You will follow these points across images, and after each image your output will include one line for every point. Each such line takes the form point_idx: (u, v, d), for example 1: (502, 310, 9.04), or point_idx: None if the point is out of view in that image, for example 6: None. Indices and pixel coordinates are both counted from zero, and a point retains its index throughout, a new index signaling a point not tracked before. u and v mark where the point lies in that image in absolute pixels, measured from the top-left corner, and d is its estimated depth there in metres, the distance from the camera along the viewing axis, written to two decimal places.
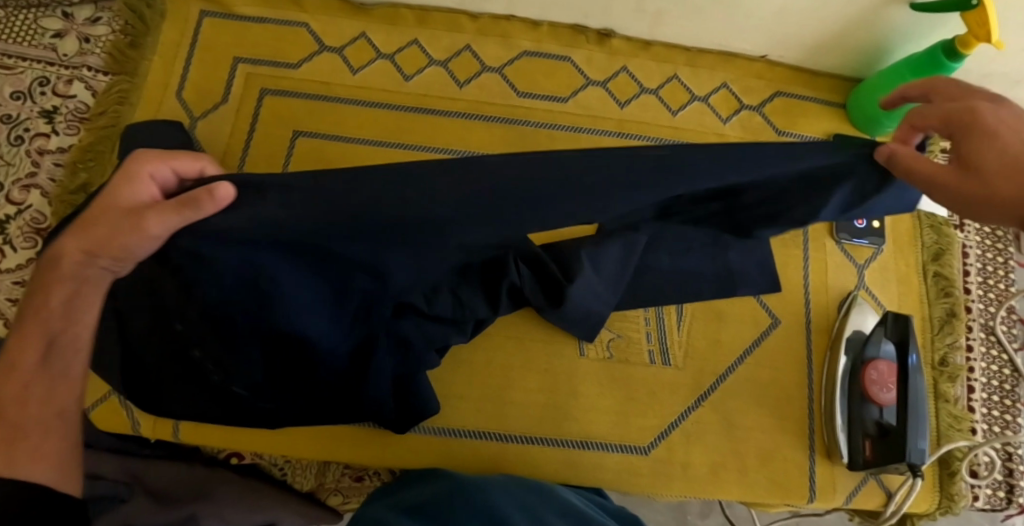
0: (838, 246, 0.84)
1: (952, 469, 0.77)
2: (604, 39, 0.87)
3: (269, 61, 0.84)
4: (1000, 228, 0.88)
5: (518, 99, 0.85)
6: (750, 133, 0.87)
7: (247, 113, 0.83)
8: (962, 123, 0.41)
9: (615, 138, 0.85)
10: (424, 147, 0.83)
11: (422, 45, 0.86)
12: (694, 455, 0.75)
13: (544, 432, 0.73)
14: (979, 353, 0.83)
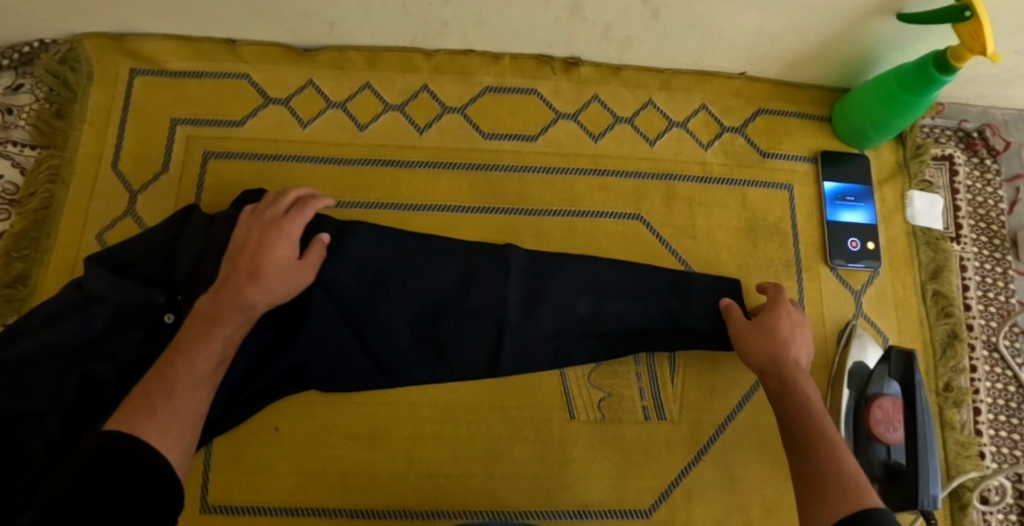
0: (833, 272, 0.80)
1: (963, 500, 0.75)
2: (571, 68, 0.81)
3: (210, 121, 0.78)
4: (997, 235, 0.85)
5: (483, 140, 0.79)
6: (733, 156, 0.82)
7: (192, 181, 0.77)
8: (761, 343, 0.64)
9: (590, 175, 0.79)
10: (386, 202, 0.76)
11: (376, 90, 0.79)
12: (696, 514, 0.71)
13: (537, 505, 0.69)
14: (983, 373, 0.80)
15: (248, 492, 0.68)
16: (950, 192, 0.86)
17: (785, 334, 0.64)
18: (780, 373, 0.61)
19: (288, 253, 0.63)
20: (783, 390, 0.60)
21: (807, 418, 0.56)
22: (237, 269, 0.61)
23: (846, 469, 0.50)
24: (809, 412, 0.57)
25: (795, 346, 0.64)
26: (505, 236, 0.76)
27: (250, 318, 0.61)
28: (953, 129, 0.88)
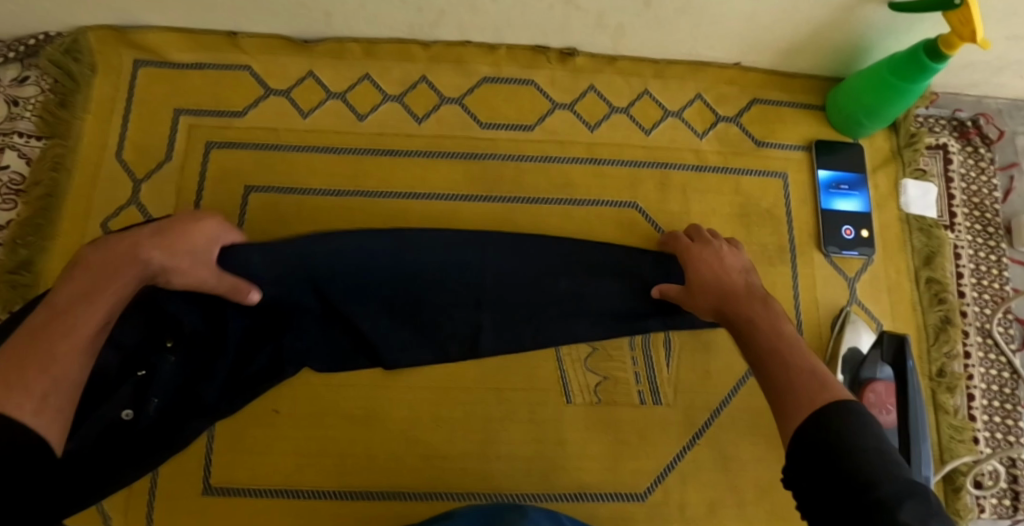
0: (827, 259, 0.81)
1: (956, 484, 0.76)
2: (567, 58, 0.82)
3: (212, 111, 0.80)
4: (991, 223, 0.86)
5: (480, 130, 0.80)
6: (728, 145, 0.83)
7: (194, 171, 0.78)
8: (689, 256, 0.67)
9: (586, 163, 0.80)
10: (385, 191, 0.78)
11: (375, 80, 0.81)
12: (691, 496, 0.72)
13: (534, 487, 0.71)
14: (977, 359, 0.81)
15: (247, 475, 0.70)
16: (945, 180, 0.86)
17: (721, 265, 0.64)
18: (728, 302, 0.60)
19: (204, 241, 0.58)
20: (744, 320, 0.58)
21: (750, 326, 0.57)
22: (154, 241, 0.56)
23: (805, 373, 0.51)
24: (778, 341, 0.55)
25: (728, 272, 0.63)
26: (501, 224, 0.77)
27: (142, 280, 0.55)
28: (947, 119, 0.89)
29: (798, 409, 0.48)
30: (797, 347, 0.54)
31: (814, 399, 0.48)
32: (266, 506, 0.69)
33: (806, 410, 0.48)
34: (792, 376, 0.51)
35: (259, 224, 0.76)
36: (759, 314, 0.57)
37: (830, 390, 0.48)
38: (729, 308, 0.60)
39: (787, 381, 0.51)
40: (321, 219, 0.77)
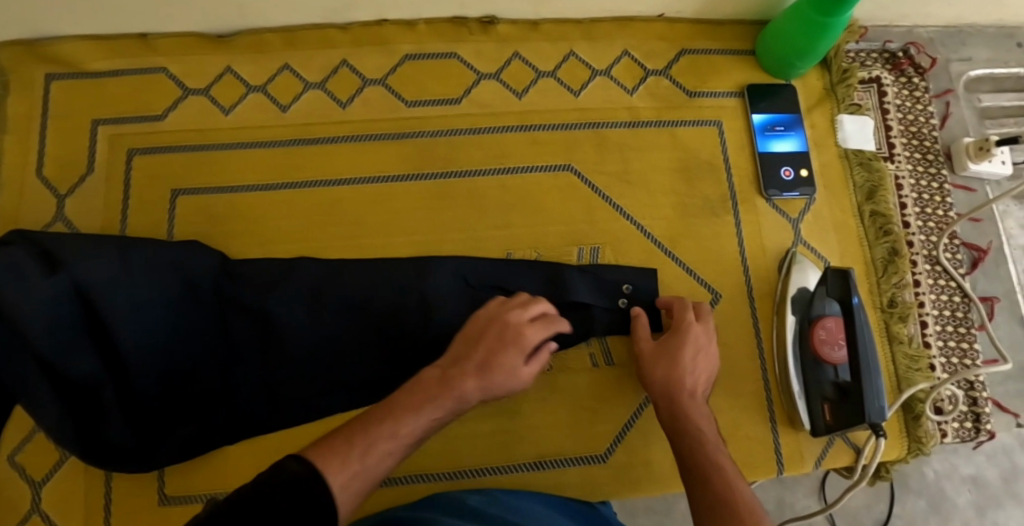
0: (769, 203, 0.80)
1: (916, 412, 0.76)
2: (488, 27, 0.80)
3: (133, 118, 0.77)
4: (930, 151, 0.86)
5: (407, 109, 0.78)
6: (661, 99, 0.81)
7: (118, 181, 0.76)
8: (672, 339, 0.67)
9: (518, 131, 0.78)
10: (315, 181, 0.76)
11: (295, 70, 0.78)
12: (653, 453, 0.71)
13: (492, 460, 0.70)
14: (927, 286, 0.81)
15: (209, 479, 0.71)
16: (880, 112, 0.86)
17: (685, 359, 0.65)
18: (675, 402, 0.63)
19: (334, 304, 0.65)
20: (685, 428, 0.61)
21: (694, 414, 0.61)
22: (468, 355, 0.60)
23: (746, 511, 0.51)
24: (718, 455, 0.58)
25: (696, 370, 0.65)
26: (438, 202, 0.76)
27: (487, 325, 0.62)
28: (879, 52, 0.88)
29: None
30: (720, 455, 0.58)
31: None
32: None
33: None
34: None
35: (189, 226, 0.74)
36: (702, 425, 0.61)
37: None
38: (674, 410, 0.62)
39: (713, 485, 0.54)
40: (253, 214, 0.75)
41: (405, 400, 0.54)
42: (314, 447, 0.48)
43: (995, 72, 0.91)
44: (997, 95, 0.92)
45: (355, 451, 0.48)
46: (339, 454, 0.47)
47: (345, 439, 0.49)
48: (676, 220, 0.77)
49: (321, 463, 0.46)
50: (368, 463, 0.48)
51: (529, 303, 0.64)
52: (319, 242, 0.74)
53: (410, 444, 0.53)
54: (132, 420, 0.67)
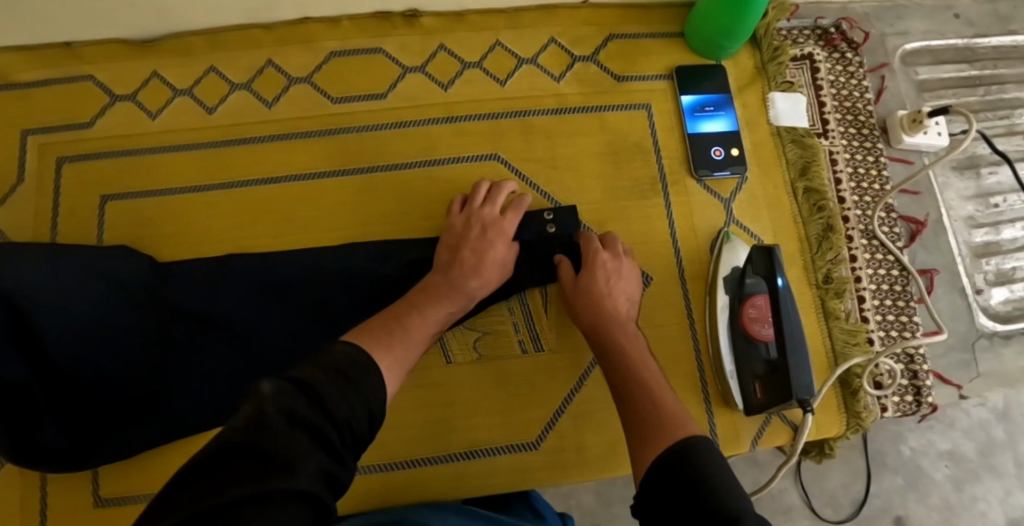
0: (700, 184, 0.80)
1: (854, 387, 0.76)
2: (412, 21, 0.80)
3: (62, 126, 0.77)
4: (866, 125, 0.86)
5: (333, 106, 0.78)
6: (588, 84, 0.81)
7: (49, 190, 0.76)
8: (588, 270, 0.68)
9: (445, 123, 0.79)
10: (243, 181, 0.76)
11: (221, 72, 0.79)
12: (586, 438, 0.72)
13: (424, 452, 0.70)
14: (864, 261, 0.81)
15: (140, 482, 0.70)
16: (814, 89, 0.85)
17: (603, 287, 0.67)
18: (602, 331, 0.64)
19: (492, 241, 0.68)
20: (617, 356, 0.62)
21: (618, 332, 0.64)
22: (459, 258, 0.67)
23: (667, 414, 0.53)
24: (645, 367, 0.60)
25: (613, 296, 0.67)
26: (366, 197, 0.76)
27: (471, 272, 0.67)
28: (811, 29, 0.88)
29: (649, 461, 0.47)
30: (648, 375, 0.59)
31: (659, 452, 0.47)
32: None
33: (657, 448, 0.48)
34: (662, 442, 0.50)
35: (119, 231, 0.75)
36: (630, 342, 0.63)
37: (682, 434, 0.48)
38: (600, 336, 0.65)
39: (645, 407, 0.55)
40: (182, 217, 0.75)
41: (422, 299, 0.64)
42: (362, 336, 0.55)
43: (931, 44, 0.91)
44: (935, 67, 0.91)
45: (401, 339, 0.57)
46: (386, 343, 0.55)
47: (385, 327, 0.58)
48: (604, 204, 0.78)
49: (367, 344, 0.53)
50: (407, 347, 0.57)
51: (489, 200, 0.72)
52: (248, 241, 0.75)
53: (428, 334, 0.62)
54: (65, 421, 0.67)
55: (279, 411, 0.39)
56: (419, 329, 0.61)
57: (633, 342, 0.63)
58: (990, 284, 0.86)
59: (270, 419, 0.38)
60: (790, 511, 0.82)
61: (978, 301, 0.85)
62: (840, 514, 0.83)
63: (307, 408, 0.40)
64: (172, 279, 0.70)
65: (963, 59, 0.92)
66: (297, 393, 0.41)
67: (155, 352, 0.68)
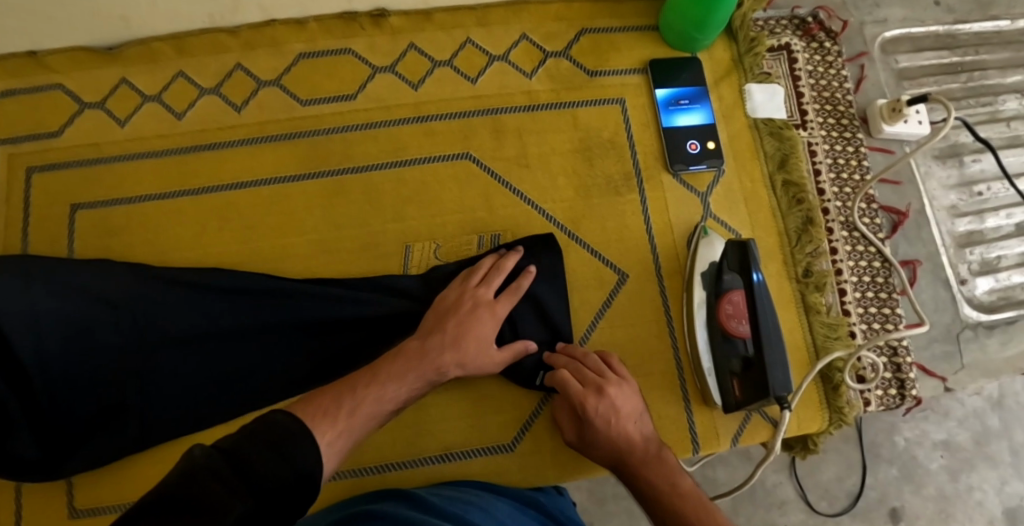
0: (676, 178, 0.79)
1: (835, 382, 0.75)
2: (380, 21, 0.79)
3: (29, 136, 0.76)
4: (845, 115, 0.84)
5: (303, 108, 0.78)
6: (560, 81, 0.80)
7: (19, 201, 0.75)
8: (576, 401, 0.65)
9: (415, 123, 0.78)
10: (214, 186, 0.76)
11: (189, 77, 0.78)
12: (561, 439, 0.71)
13: (398, 457, 0.69)
14: (844, 253, 0.80)
15: (112, 492, 0.69)
16: (791, 80, 0.84)
17: (602, 422, 0.63)
18: (627, 471, 0.62)
19: (491, 319, 0.66)
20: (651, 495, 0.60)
21: (647, 477, 0.61)
22: (443, 329, 0.64)
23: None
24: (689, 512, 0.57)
25: (617, 430, 0.63)
26: (336, 200, 0.76)
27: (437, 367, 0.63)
28: (788, 18, 0.87)
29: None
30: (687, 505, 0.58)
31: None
32: None
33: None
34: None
35: (88, 240, 0.74)
36: (656, 484, 0.60)
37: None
38: (628, 467, 0.62)
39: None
40: (151, 224, 0.75)
41: (391, 368, 0.60)
42: (307, 406, 0.54)
43: (911, 32, 0.90)
44: (915, 55, 0.90)
45: (346, 416, 0.55)
46: (326, 416, 0.53)
47: (333, 398, 0.56)
48: (577, 202, 0.77)
49: (310, 417, 0.53)
50: (352, 424, 0.55)
51: (479, 300, 0.67)
52: (219, 248, 0.74)
53: (382, 410, 0.58)
54: (38, 434, 0.65)
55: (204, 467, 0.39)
56: (369, 406, 0.57)
57: (660, 472, 0.61)
58: (974, 273, 0.84)
59: (196, 474, 0.38)
60: (783, 505, 0.81)
61: (963, 292, 0.84)
62: (835, 507, 0.82)
63: (237, 467, 0.40)
64: (141, 288, 0.68)
65: (944, 46, 0.90)
66: (227, 453, 0.41)
67: (122, 361, 0.66)
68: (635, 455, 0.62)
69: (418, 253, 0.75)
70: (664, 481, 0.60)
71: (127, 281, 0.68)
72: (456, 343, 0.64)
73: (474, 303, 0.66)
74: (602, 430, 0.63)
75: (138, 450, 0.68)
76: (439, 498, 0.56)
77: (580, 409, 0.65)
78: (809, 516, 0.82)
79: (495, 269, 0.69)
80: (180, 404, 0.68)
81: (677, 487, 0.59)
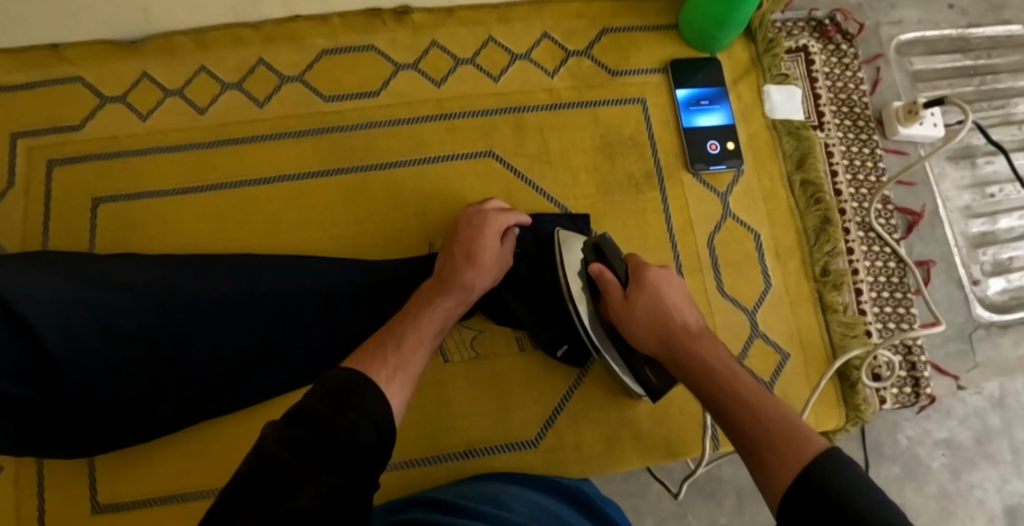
0: (696, 178, 0.80)
1: (852, 380, 0.76)
2: (403, 18, 0.80)
3: (50, 129, 0.76)
4: (861, 117, 0.85)
5: (326, 104, 0.78)
6: (582, 79, 0.81)
7: (38, 195, 0.75)
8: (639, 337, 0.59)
9: (438, 120, 0.78)
10: (236, 182, 0.76)
11: (211, 71, 0.78)
12: (583, 435, 0.72)
13: (423, 452, 0.70)
14: (861, 253, 0.81)
15: (137, 487, 0.69)
16: (809, 81, 0.85)
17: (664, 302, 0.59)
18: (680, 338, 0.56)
19: (494, 234, 0.67)
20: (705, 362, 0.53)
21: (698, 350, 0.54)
22: (454, 254, 0.65)
23: (684, 313, 0.58)
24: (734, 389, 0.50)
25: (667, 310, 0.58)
26: (360, 196, 0.76)
27: (465, 297, 0.64)
28: (806, 20, 0.87)
29: (767, 450, 0.44)
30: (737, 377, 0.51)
31: (792, 448, 0.42)
32: (160, 513, 0.69)
33: (779, 403, 0.47)
34: (716, 368, 0.52)
35: (110, 234, 0.74)
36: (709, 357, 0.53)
37: (760, 404, 0.47)
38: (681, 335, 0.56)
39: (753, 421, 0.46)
40: (174, 219, 0.75)
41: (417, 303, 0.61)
42: (357, 355, 0.52)
43: (925, 35, 0.91)
44: (929, 58, 0.91)
45: (399, 351, 0.54)
46: (380, 360, 0.51)
47: (379, 340, 0.55)
48: (599, 201, 0.78)
49: (363, 364, 0.50)
50: (406, 355, 0.54)
51: (472, 215, 0.68)
52: (241, 243, 0.74)
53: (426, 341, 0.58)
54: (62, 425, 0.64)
55: (277, 444, 0.40)
56: (413, 343, 0.56)
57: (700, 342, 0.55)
58: (987, 274, 0.86)
59: (270, 449, 0.39)
60: None
61: (976, 292, 0.85)
62: None
63: (304, 426, 0.41)
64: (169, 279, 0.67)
65: (957, 49, 0.91)
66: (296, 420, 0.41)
67: (149, 352, 0.65)
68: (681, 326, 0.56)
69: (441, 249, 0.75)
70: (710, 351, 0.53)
71: (157, 270, 0.67)
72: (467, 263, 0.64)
73: (478, 224, 0.67)
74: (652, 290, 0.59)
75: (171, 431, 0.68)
76: (471, 498, 0.57)
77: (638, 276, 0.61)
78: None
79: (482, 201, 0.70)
80: (207, 396, 0.68)
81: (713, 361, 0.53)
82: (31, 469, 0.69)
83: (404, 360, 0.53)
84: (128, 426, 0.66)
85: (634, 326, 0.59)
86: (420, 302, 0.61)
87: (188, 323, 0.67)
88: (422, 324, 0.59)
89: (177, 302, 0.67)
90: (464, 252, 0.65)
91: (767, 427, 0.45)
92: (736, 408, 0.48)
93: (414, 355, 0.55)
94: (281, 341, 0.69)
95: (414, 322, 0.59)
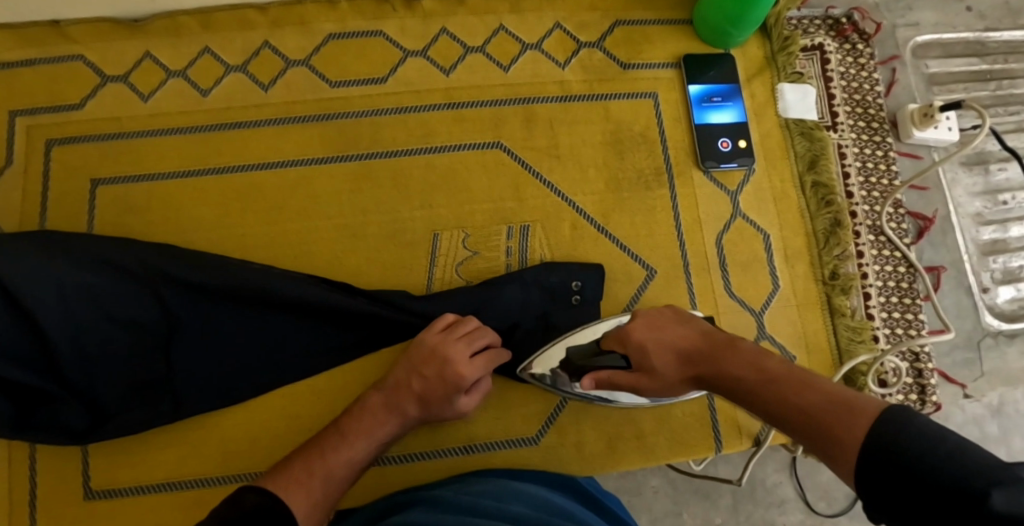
0: (707, 175, 0.78)
1: (859, 385, 0.75)
2: (414, 4, 0.78)
3: (49, 108, 0.74)
4: (876, 119, 0.84)
5: (331, 90, 0.76)
6: (593, 72, 0.79)
7: (36, 174, 0.73)
8: (650, 386, 0.59)
9: (445, 110, 0.77)
10: (238, 167, 0.74)
11: (215, 53, 0.76)
12: (585, 434, 0.71)
13: (421, 447, 0.69)
14: (871, 257, 0.80)
15: (131, 474, 0.68)
16: (823, 81, 0.83)
17: (653, 349, 0.59)
18: (698, 361, 0.56)
19: (468, 372, 0.63)
20: (729, 378, 0.53)
21: (721, 363, 0.54)
22: (418, 380, 0.63)
23: (688, 340, 0.58)
24: (771, 393, 0.49)
25: (664, 352, 0.58)
26: (363, 184, 0.75)
27: (402, 426, 0.63)
28: (822, 18, 0.86)
29: (830, 442, 0.43)
30: (769, 375, 0.50)
31: (852, 429, 0.42)
32: (152, 502, 0.68)
33: (819, 382, 0.48)
34: (747, 379, 0.52)
35: (107, 218, 0.72)
36: (734, 368, 0.53)
37: (801, 399, 0.47)
38: (701, 363, 0.56)
39: (807, 416, 0.46)
40: (175, 202, 0.73)
41: (353, 423, 0.60)
42: (273, 478, 0.54)
43: (942, 37, 0.90)
44: (946, 61, 0.89)
45: (312, 475, 0.55)
46: (299, 479, 0.54)
47: (304, 465, 0.56)
48: (607, 197, 0.77)
49: (279, 486, 0.53)
50: (326, 485, 0.55)
51: (474, 334, 0.65)
52: (241, 230, 0.73)
53: (346, 473, 0.57)
54: (56, 412, 0.63)
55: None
56: (344, 465, 0.57)
57: (723, 353, 0.54)
58: (997, 282, 0.85)
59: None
60: (783, 504, 0.83)
61: (984, 300, 0.84)
62: (834, 508, 0.84)
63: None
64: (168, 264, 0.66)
65: (974, 52, 0.90)
66: None
67: (146, 339, 0.64)
68: (702, 343, 0.57)
69: (445, 241, 0.74)
70: (742, 364, 0.52)
71: (153, 250, 0.65)
72: (421, 397, 0.63)
73: (451, 346, 0.63)
74: (637, 338, 0.60)
75: (167, 422, 0.67)
76: (480, 495, 0.55)
77: (625, 338, 0.61)
78: (808, 516, 0.84)
79: (467, 323, 0.66)
80: (205, 383, 0.67)
81: (745, 369, 0.52)
82: (24, 454, 0.68)
83: (317, 489, 0.54)
84: (124, 413, 0.65)
85: (655, 382, 0.59)
86: (359, 420, 0.61)
87: (186, 308, 0.65)
88: (352, 446, 0.59)
89: (173, 284, 0.64)
90: (427, 379, 0.63)
91: (818, 420, 0.45)
92: (788, 415, 0.47)
93: (332, 486, 0.56)
94: (281, 331, 0.68)
95: (342, 445, 0.58)
